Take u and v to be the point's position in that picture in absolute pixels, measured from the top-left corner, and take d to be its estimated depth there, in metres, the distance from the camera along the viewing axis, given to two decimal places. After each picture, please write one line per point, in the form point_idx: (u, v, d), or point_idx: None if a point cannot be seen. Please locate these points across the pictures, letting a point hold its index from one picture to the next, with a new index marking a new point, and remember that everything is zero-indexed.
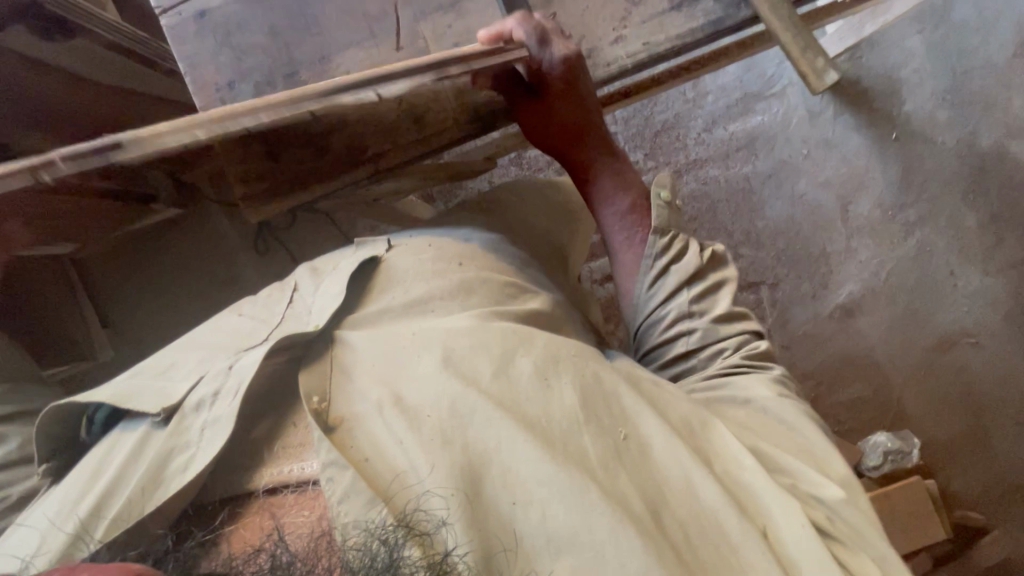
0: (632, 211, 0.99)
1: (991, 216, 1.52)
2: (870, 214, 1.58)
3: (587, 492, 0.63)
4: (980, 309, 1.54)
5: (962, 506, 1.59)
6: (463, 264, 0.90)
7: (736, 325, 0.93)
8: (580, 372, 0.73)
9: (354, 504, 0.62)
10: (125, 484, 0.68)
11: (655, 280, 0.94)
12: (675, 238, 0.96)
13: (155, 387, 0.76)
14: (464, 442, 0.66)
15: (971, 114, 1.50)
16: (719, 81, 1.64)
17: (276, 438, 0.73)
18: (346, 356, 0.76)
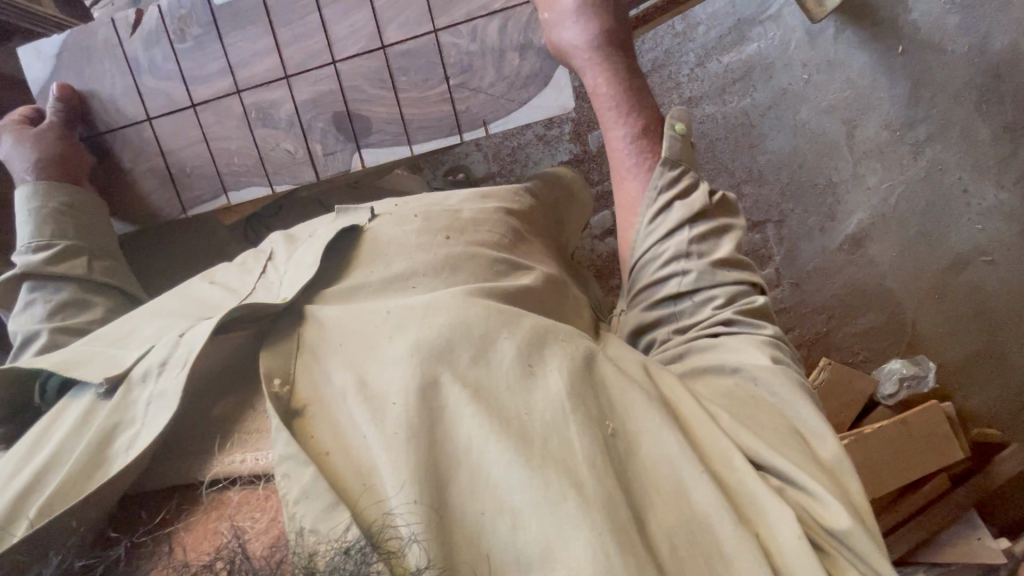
0: (645, 135, 0.85)
1: (1006, 125, 1.45)
2: (877, 135, 1.49)
3: (564, 501, 0.56)
4: (994, 225, 1.49)
5: (978, 422, 1.60)
6: (450, 238, 0.82)
7: (732, 273, 0.79)
8: (569, 359, 0.67)
9: (311, 508, 0.56)
10: (60, 463, 0.62)
11: (656, 213, 0.82)
12: (685, 174, 0.83)
13: (104, 355, 0.72)
14: (434, 437, 0.60)
15: (980, 17, 1.41)
16: (710, 9, 1.50)
17: (236, 425, 0.68)
18: (315, 334, 0.71)
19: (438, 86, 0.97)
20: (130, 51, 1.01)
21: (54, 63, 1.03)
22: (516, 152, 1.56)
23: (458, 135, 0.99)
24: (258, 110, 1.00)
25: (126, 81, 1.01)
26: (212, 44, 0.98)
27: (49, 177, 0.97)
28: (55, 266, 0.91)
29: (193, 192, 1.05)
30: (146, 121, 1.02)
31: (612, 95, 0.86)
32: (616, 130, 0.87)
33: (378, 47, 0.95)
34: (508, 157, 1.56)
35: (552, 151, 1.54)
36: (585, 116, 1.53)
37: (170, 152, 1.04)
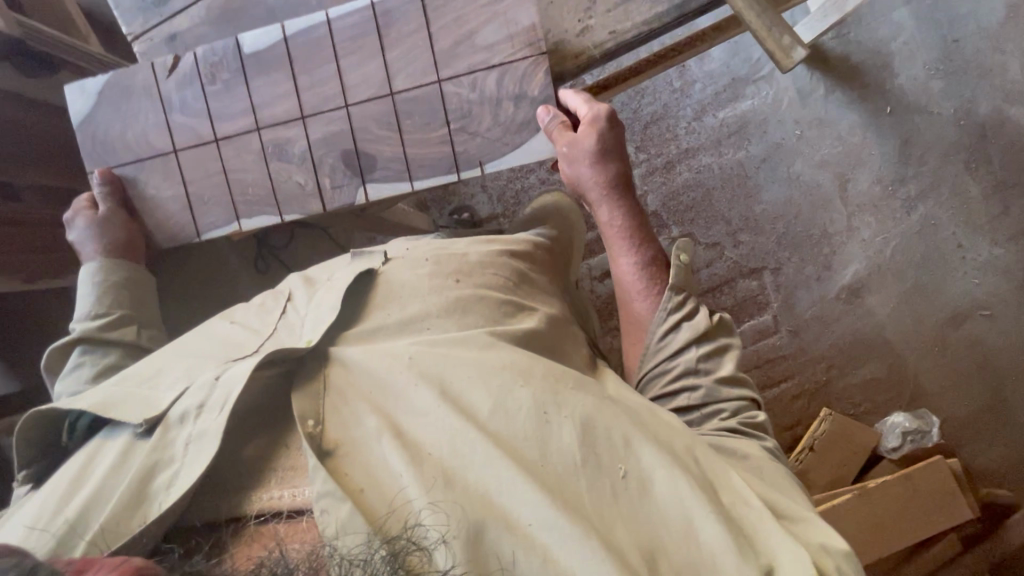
0: (652, 265, 0.97)
1: (996, 184, 1.49)
2: (869, 190, 1.54)
3: (588, 542, 0.61)
4: (991, 280, 1.51)
5: (985, 482, 1.55)
6: (460, 282, 0.85)
7: (734, 389, 0.87)
8: (581, 406, 0.70)
9: (350, 541, 0.60)
10: (103, 502, 0.65)
11: (666, 332, 0.90)
12: (689, 298, 0.92)
13: (140, 397, 0.74)
14: (465, 484, 0.64)
15: (964, 83, 1.49)
16: (706, 67, 1.59)
17: (272, 462, 0.70)
18: (340, 377, 0.73)
19: (440, 129, 1.02)
20: (166, 91, 1.07)
21: (96, 99, 1.09)
22: (519, 195, 1.62)
23: (455, 173, 1.04)
24: (274, 146, 1.06)
25: (158, 116, 1.08)
26: (239, 87, 1.06)
27: (113, 259, 1.07)
28: (108, 332, 1.00)
29: (205, 219, 1.09)
30: (173, 152, 1.08)
31: (621, 229, 0.99)
32: (625, 258, 0.98)
33: (387, 93, 1.02)
34: (512, 200, 1.62)
35: (555, 195, 1.59)
36: None
37: (191, 182, 1.09)
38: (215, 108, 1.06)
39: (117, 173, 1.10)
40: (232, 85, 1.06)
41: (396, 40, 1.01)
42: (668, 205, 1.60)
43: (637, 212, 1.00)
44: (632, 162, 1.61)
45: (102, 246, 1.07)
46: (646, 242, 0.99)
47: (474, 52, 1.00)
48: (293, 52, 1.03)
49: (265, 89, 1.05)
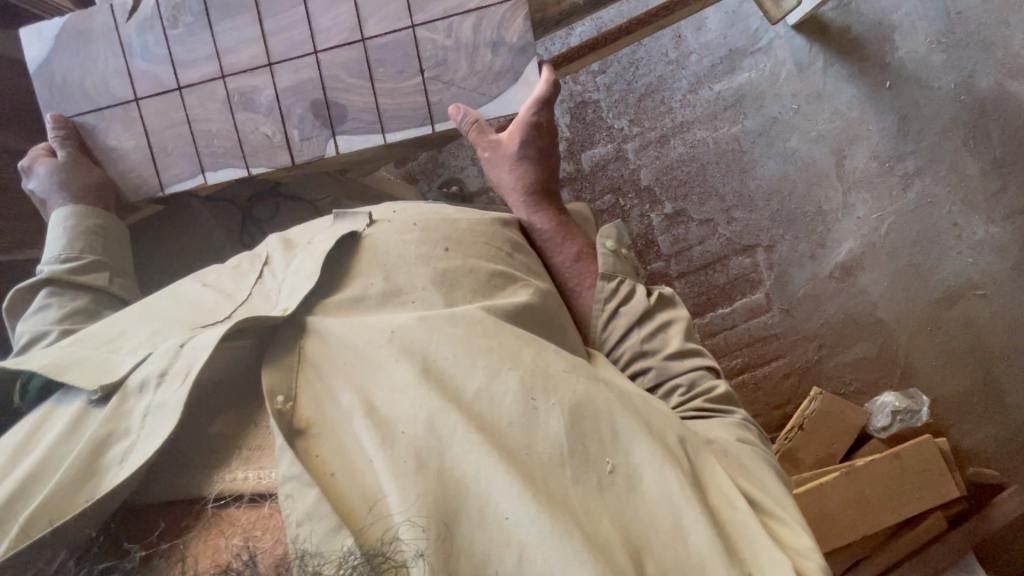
0: (585, 258, 0.97)
1: (995, 161, 1.47)
2: (866, 166, 1.52)
3: (569, 535, 0.59)
4: (986, 259, 1.49)
5: (975, 462, 1.55)
6: (447, 250, 0.83)
7: (689, 362, 0.88)
8: (569, 392, 0.68)
9: (318, 529, 0.57)
10: (51, 471, 0.63)
11: (606, 321, 0.91)
12: (623, 282, 0.93)
13: (97, 362, 0.72)
14: (440, 467, 0.62)
15: (967, 56, 1.45)
16: (702, 38, 1.55)
17: (240, 440, 0.69)
18: (315, 349, 0.71)
19: (414, 77, 0.99)
20: (126, 35, 1.03)
21: (52, 43, 1.05)
22: None
23: (430, 125, 1.01)
24: (239, 95, 1.03)
25: (118, 62, 1.04)
26: (202, 31, 1.02)
27: (85, 205, 1.03)
28: (77, 276, 0.98)
29: (170, 170, 1.06)
30: (134, 101, 1.05)
31: (551, 222, 0.99)
32: (558, 252, 0.98)
33: (358, 39, 0.99)
34: None
35: None
36: (577, 136, 1.58)
37: (153, 132, 1.05)
38: (190, 64, 1.03)
39: (72, 121, 1.06)
40: (208, 41, 1.02)
41: None
42: (662, 180, 1.56)
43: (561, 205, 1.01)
44: (625, 135, 1.57)
45: (68, 189, 1.02)
46: (576, 233, 0.99)
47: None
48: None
49: (241, 44, 1.02)
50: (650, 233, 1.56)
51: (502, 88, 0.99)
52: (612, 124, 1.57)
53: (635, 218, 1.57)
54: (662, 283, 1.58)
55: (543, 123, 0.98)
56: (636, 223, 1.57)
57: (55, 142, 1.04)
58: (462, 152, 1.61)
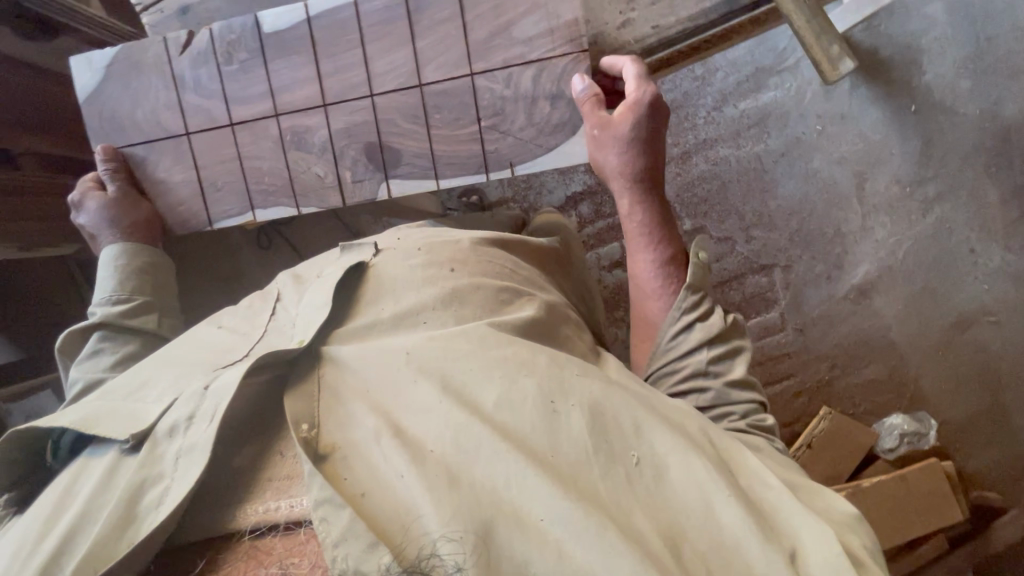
0: (670, 274, 0.90)
1: (1014, 189, 1.46)
2: (886, 189, 1.52)
3: (606, 531, 0.56)
4: (1000, 285, 1.49)
5: (979, 486, 1.57)
6: (455, 271, 0.80)
7: (744, 392, 0.83)
8: (590, 394, 0.65)
9: (354, 547, 0.55)
10: (89, 524, 0.62)
11: (677, 334, 0.86)
12: (706, 299, 0.87)
13: (127, 411, 0.71)
14: (471, 480, 0.59)
15: (993, 83, 1.44)
16: (730, 55, 1.54)
17: (264, 471, 0.66)
18: (337, 376, 0.69)
19: (469, 125, 0.99)
20: (179, 68, 1.03)
21: (103, 73, 1.05)
22: (530, 179, 1.59)
23: (484, 174, 1.00)
24: (292, 134, 1.02)
25: (170, 96, 1.04)
26: (257, 69, 1.01)
27: (131, 241, 1.03)
28: (128, 320, 0.97)
29: (218, 207, 1.06)
30: (185, 135, 1.04)
31: (640, 221, 0.92)
32: (643, 253, 0.92)
33: (415, 85, 0.98)
34: (523, 184, 1.59)
35: (566, 181, 1.58)
36: None
37: (203, 167, 1.05)
38: (226, 79, 1.02)
39: (123, 151, 1.06)
40: (251, 61, 1.01)
41: (428, 28, 0.96)
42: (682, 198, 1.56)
43: (659, 215, 0.92)
44: None
45: (116, 223, 1.03)
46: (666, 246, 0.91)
47: (508, 46, 0.96)
48: (315, 34, 0.99)
49: (278, 62, 1.00)
50: None
51: (562, 142, 0.98)
52: None
53: None
54: None
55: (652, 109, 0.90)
56: None
57: (106, 173, 1.04)
58: None
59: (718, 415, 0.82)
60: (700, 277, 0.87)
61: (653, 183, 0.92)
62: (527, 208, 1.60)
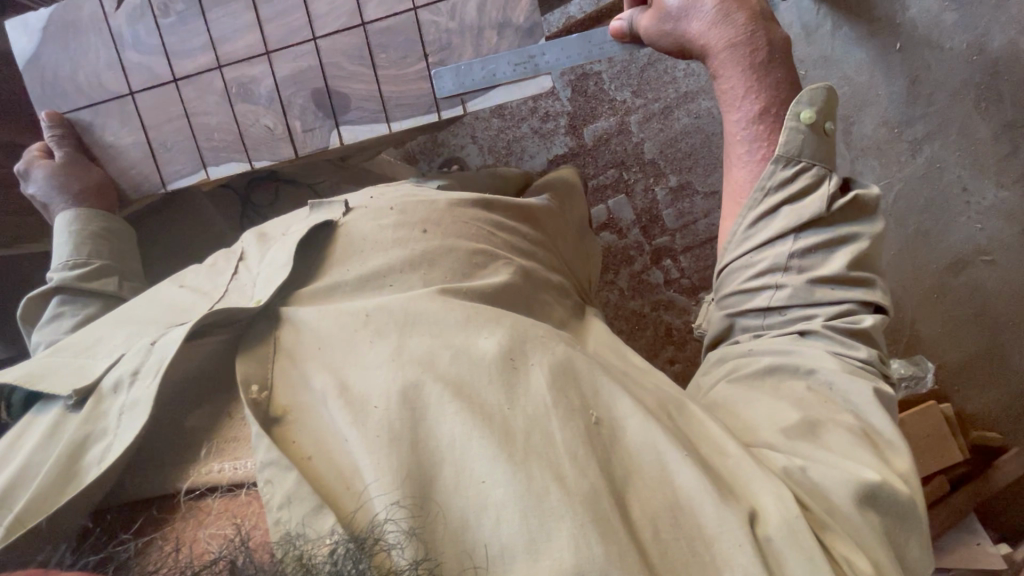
0: (767, 111, 0.83)
1: (1008, 123, 1.35)
2: (874, 133, 1.46)
3: (548, 494, 0.56)
4: (995, 225, 1.42)
5: (979, 426, 1.56)
6: (426, 232, 0.79)
7: (839, 289, 0.76)
8: (550, 351, 0.66)
9: (297, 510, 0.55)
10: (31, 477, 0.62)
11: (759, 218, 0.81)
12: (804, 171, 0.79)
13: (72, 367, 0.71)
14: (415, 440, 0.59)
15: (980, 14, 1.33)
16: None
17: (215, 432, 0.66)
18: (289, 338, 0.69)
19: (416, 63, 1.03)
20: (116, 25, 1.07)
21: (40, 35, 1.10)
22: (511, 145, 1.59)
23: (435, 112, 1.04)
24: (238, 86, 1.07)
25: (110, 55, 1.08)
26: (195, 19, 1.06)
27: (89, 208, 1.08)
28: (87, 283, 1.00)
29: (170, 167, 1.11)
30: (129, 95, 1.09)
31: (726, 35, 0.85)
32: (734, 109, 0.85)
33: (358, 24, 1.03)
34: (504, 151, 1.59)
35: (548, 144, 1.56)
36: (579, 110, 1.54)
37: (152, 128, 1.10)
38: (178, 38, 1.06)
39: (67, 117, 1.11)
40: (198, 14, 1.05)
41: None
42: (666, 153, 1.50)
43: (751, 38, 0.83)
44: (627, 108, 1.51)
45: (64, 192, 1.07)
46: (763, 76, 0.83)
47: None
48: None
49: (231, 16, 1.05)
50: (655, 207, 1.52)
51: (519, 75, 1.01)
52: (613, 97, 1.52)
53: (640, 192, 1.53)
54: (667, 258, 1.53)
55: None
56: (640, 198, 1.53)
57: (53, 140, 1.10)
58: (460, 130, 1.61)
59: (795, 335, 0.77)
60: (825, 117, 0.80)
61: (745, 10, 0.85)
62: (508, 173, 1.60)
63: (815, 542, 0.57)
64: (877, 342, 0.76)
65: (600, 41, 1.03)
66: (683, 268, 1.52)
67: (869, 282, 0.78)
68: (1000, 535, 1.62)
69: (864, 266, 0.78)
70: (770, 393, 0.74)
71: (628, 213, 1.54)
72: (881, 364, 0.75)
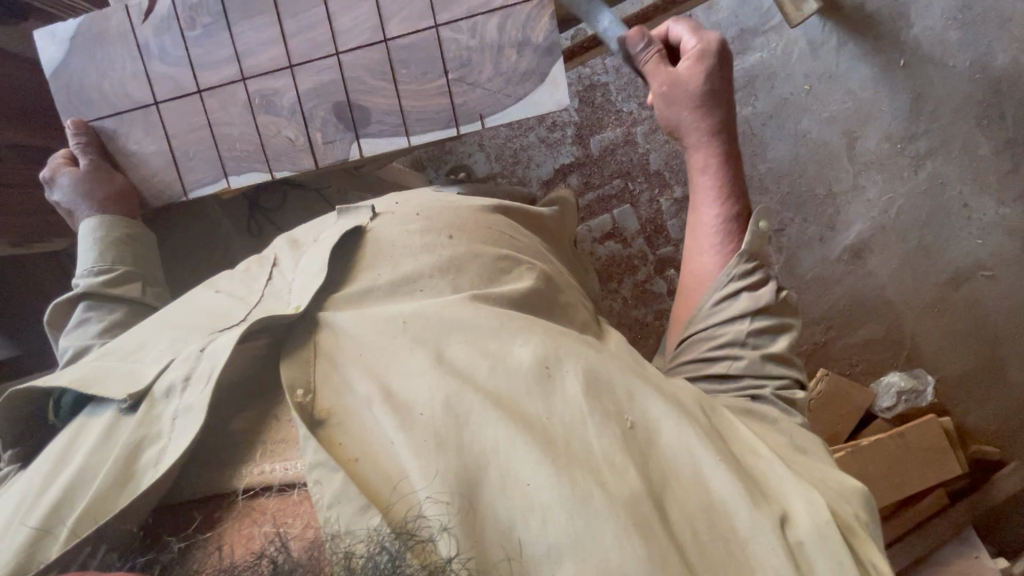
0: (739, 217, 0.90)
1: (1008, 140, 1.40)
2: (877, 148, 1.47)
3: (592, 496, 0.57)
4: (996, 239, 1.44)
5: (976, 440, 1.57)
6: (453, 238, 0.80)
7: (782, 369, 0.81)
8: (583, 358, 0.68)
9: (345, 509, 0.56)
10: (89, 480, 0.63)
11: (720, 298, 0.84)
12: (760, 267, 0.85)
13: (123, 371, 0.71)
14: (460, 445, 0.60)
15: (985, 32, 1.37)
16: (713, 18, 1.52)
17: (261, 435, 0.67)
18: (328, 340, 0.70)
19: (437, 80, 1.05)
20: (143, 37, 1.09)
21: (67, 45, 1.11)
22: (518, 154, 1.60)
23: (455, 127, 1.06)
24: (261, 97, 1.08)
25: (137, 66, 1.10)
26: (221, 32, 1.07)
27: (110, 214, 1.09)
28: (113, 289, 1.02)
29: (192, 175, 1.12)
30: (154, 105, 1.10)
31: (715, 142, 0.93)
32: (709, 205, 0.91)
33: (381, 39, 1.04)
34: (511, 159, 1.61)
35: (555, 154, 1.58)
36: (586, 121, 1.55)
37: (174, 136, 1.11)
38: (204, 50, 1.08)
39: (93, 125, 1.13)
40: (224, 27, 1.07)
41: None
42: (670, 164, 1.52)
43: (733, 155, 0.93)
44: (634, 119, 1.53)
45: (95, 198, 1.08)
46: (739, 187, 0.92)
47: None
48: None
49: (256, 29, 1.06)
50: (659, 218, 1.54)
51: (523, 86, 1.04)
52: (620, 108, 1.54)
53: (644, 203, 1.55)
54: (672, 268, 1.54)
55: (731, 115, 0.94)
56: (644, 208, 1.54)
57: (78, 148, 1.11)
58: (468, 139, 1.62)
59: (748, 399, 0.78)
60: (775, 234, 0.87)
61: (733, 130, 0.94)
62: (516, 181, 1.60)
63: (845, 548, 0.59)
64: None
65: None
66: None
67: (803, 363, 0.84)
68: (1000, 549, 1.62)
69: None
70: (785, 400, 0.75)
71: (632, 223, 1.55)
72: None
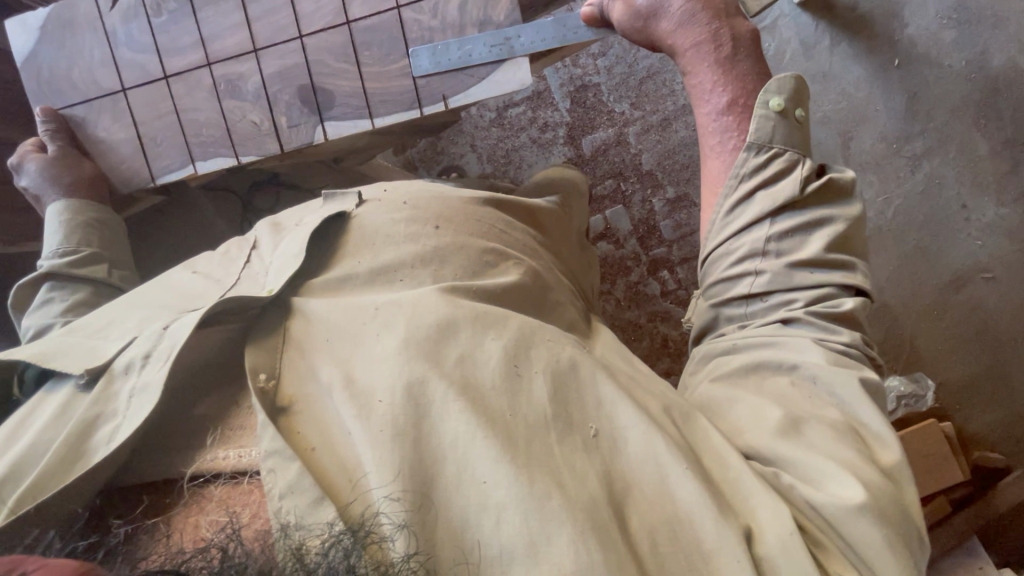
0: (736, 102, 0.84)
1: (1007, 141, 1.36)
2: (872, 148, 1.45)
3: (549, 500, 0.55)
4: (996, 242, 1.41)
5: (979, 446, 1.52)
6: (439, 229, 0.79)
7: (818, 273, 0.76)
8: (554, 357, 0.66)
9: (298, 501, 0.55)
10: (41, 455, 0.62)
11: (736, 204, 0.81)
12: (775, 156, 0.79)
13: (86, 348, 0.71)
14: (419, 437, 0.59)
15: (979, 32, 1.34)
16: None
17: (223, 420, 0.66)
18: (300, 328, 0.69)
19: (400, 60, 1.05)
20: (110, 24, 1.10)
21: (37, 33, 1.13)
22: (510, 154, 1.60)
23: (418, 108, 1.06)
24: (226, 82, 1.09)
25: (104, 52, 1.11)
26: (186, 18, 1.08)
27: (78, 199, 1.10)
28: (77, 269, 1.03)
29: (159, 161, 1.13)
30: (122, 91, 1.11)
31: (692, 35, 0.88)
32: (704, 103, 0.88)
33: (343, 22, 1.05)
34: (502, 159, 1.61)
35: (546, 153, 1.58)
36: (578, 120, 1.55)
37: (142, 123, 1.12)
38: (169, 36, 1.09)
39: (61, 112, 1.13)
40: (190, 14, 1.08)
41: None
42: (664, 164, 1.51)
43: (715, 35, 0.87)
44: (626, 119, 1.52)
45: (65, 185, 1.09)
46: (729, 69, 0.86)
47: None
48: None
49: (223, 18, 1.07)
50: (651, 218, 1.52)
51: (494, 56, 1.02)
52: (613, 108, 1.53)
53: (637, 203, 1.53)
54: (664, 270, 1.52)
55: None
56: (637, 208, 1.53)
57: (44, 134, 1.11)
58: (461, 139, 1.63)
59: (777, 324, 0.76)
60: (795, 105, 0.82)
61: (709, 9, 0.88)
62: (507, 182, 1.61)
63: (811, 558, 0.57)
64: (859, 325, 0.76)
65: (575, 26, 1.02)
66: (681, 280, 1.52)
67: (848, 265, 0.77)
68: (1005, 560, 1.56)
69: (844, 249, 0.78)
70: (752, 390, 0.73)
71: (625, 223, 1.54)
72: (863, 345, 0.74)
